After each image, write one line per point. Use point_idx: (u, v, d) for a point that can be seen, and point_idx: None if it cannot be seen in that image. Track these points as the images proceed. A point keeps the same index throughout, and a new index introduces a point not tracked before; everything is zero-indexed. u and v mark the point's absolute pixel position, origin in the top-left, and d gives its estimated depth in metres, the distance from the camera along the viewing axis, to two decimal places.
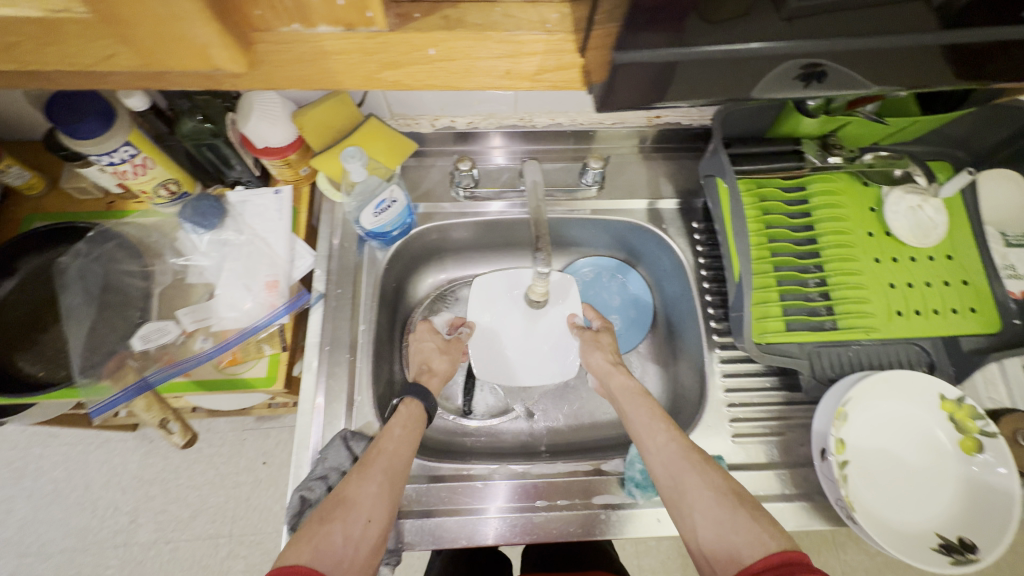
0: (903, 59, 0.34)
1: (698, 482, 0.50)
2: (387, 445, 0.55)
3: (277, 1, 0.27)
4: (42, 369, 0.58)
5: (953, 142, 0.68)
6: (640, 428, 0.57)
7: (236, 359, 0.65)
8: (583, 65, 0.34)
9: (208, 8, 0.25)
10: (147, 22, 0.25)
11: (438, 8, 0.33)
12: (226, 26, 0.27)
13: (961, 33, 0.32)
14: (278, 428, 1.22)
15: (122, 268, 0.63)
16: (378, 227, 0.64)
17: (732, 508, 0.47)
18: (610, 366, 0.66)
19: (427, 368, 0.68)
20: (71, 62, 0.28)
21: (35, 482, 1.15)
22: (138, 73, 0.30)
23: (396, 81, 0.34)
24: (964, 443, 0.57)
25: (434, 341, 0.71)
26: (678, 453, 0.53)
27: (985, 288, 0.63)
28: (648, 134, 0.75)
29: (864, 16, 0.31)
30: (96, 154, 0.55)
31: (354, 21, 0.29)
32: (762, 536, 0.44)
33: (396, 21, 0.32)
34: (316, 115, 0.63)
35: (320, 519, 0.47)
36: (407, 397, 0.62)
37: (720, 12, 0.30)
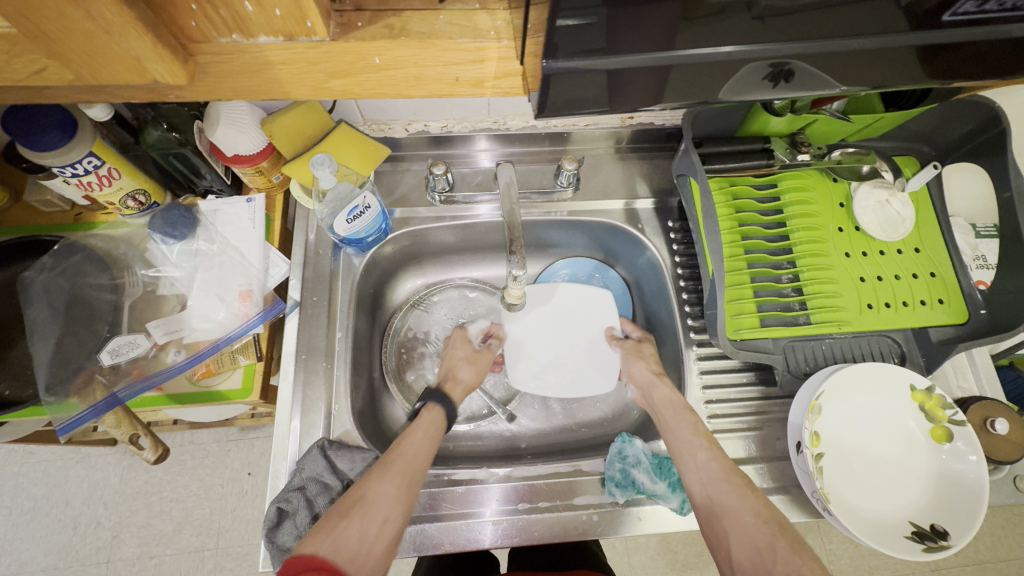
0: (877, 60, 0.35)
1: (737, 505, 0.51)
2: (409, 448, 0.55)
3: (212, 12, 0.27)
4: (7, 386, 0.57)
5: (919, 137, 0.70)
6: (681, 444, 0.58)
7: (209, 371, 0.65)
8: (522, 73, 0.34)
9: (139, 21, 0.25)
10: (77, 37, 0.25)
11: (381, 17, 0.32)
12: (160, 39, 0.26)
13: (926, 34, 0.33)
14: (261, 438, 1.20)
15: (89, 281, 0.61)
16: (353, 234, 0.64)
17: (771, 535, 0.48)
18: (652, 378, 0.65)
19: (453, 375, 0.68)
20: (4, 76, 0.28)
21: (14, 500, 1.12)
22: (79, 86, 0.30)
23: (345, 90, 0.34)
24: (934, 432, 0.58)
25: (465, 350, 0.71)
26: (718, 473, 0.54)
27: (952, 279, 0.65)
28: (623, 135, 0.76)
29: (821, 17, 0.31)
30: (59, 166, 0.53)
31: (294, 31, 0.29)
32: (800, 569, 0.44)
33: (337, 30, 0.31)
34: (284, 123, 0.61)
35: (340, 514, 0.48)
36: (429, 402, 0.62)
37: (698, 9, 0.29)
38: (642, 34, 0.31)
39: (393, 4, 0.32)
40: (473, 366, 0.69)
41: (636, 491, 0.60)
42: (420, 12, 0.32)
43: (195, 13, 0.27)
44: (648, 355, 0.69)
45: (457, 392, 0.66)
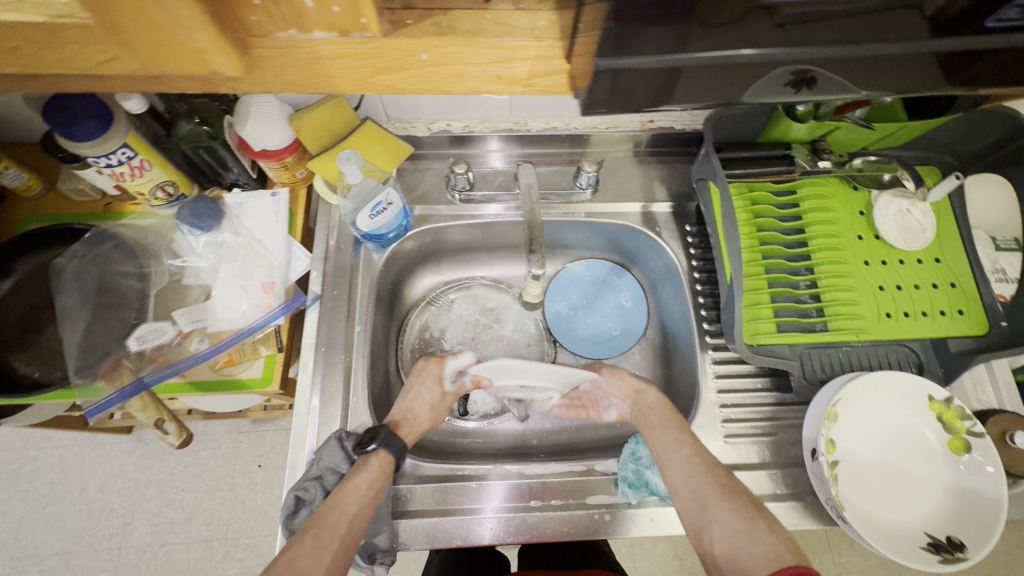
0: (897, 68, 0.35)
1: (717, 493, 0.52)
2: (348, 508, 0.52)
3: (273, 7, 0.28)
4: (36, 368, 0.59)
5: (938, 147, 0.70)
6: (663, 442, 0.59)
7: (232, 360, 0.66)
8: (570, 71, 0.34)
9: (206, 13, 0.26)
10: (147, 29, 0.26)
11: (429, 14, 0.32)
12: (223, 31, 0.27)
13: (952, 42, 0.33)
14: (273, 430, 1.22)
15: (117, 268, 0.63)
16: (374, 229, 0.65)
17: (750, 519, 0.49)
18: (639, 385, 0.67)
19: (410, 415, 0.65)
20: (71, 65, 0.29)
21: (31, 483, 1.15)
22: (138, 77, 0.31)
23: (389, 85, 0.34)
24: (952, 443, 0.58)
25: (431, 392, 0.68)
26: (701, 467, 0.55)
27: (973, 290, 0.64)
28: (642, 138, 0.76)
29: (843, 25, 0.32)
30: (94, 155, 0.55)
31: (349, 27, 0.29)
32: (778, 548, 0.46)
33: (388, 27, 0.31)
34: (313, 119, 0.64)
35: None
36: (377, 449, 0.57)
37: (717, 16, 0.31)
38: (663, 34, 0.31)
39: (440, 3, 0.33)
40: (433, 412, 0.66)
41: (650, 493, 0.61)
42: (467, 11, 0.33)
43: (257, 8, 0.28)
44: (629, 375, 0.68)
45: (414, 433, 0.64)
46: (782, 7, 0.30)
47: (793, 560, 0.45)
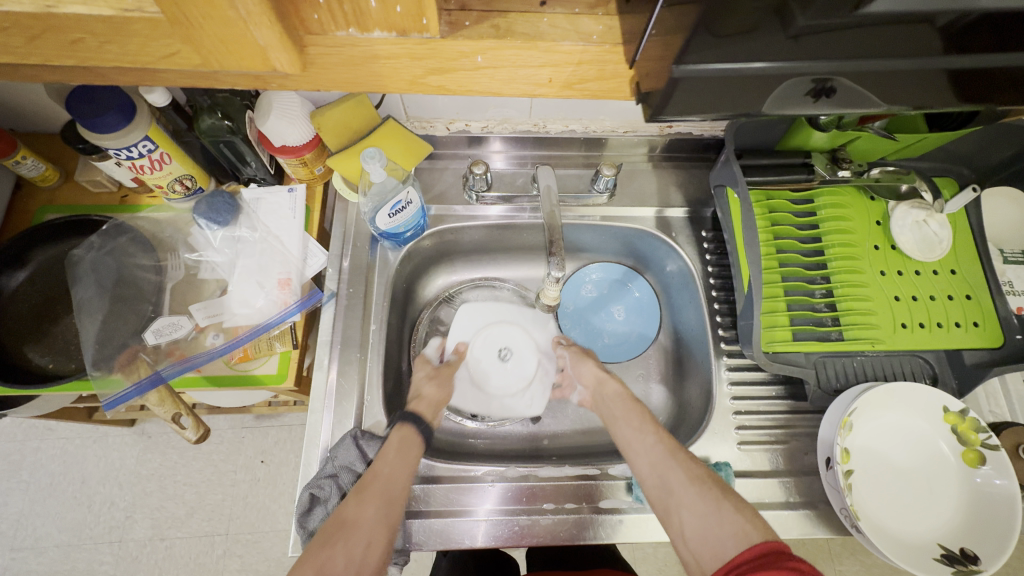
0: (910, 79, 0.34)
1: (683, 478, 0.52)
2: (382, 469, 0.53)
3: (336, 5, 0.28)
4: (50, 360, 0.59)
5: (957, 159, 0.69)
6: (629, 432, 0.58)
7: (246, 356, 0.65)
8: (633, 76, 0.34)
9: (272, 11, 0.26)
10: (212, 25, 0.26)
11: (487, 17, 0.33)
12: (284, 29, 0.27)
13: (970, 58, 0.32)
14: (277, 426, 1.22)
15: (135, 261, 0.63)
16: (392, 228, 0.65)
17: (716, 503, 0.49)
18: (602, 375, 0.66)
19: (417, 394, 0.64)
20: (129, 60, 0.28)
21: (32, 475, 1.14)
22: (190, 73, 0.31)
23: (440, 86, 0.34)
24: (967, 456, 0.58)
25: (426, 368, 0.67)
26: (663, 453, 0.54)
27: (988, 303, 0.64)
28: (659, 143, 0.76)
29: (893, 41, 0.31)
30: (116, 148, 0.55)
31: (408, 29, 0.29)
32: (745, 527, 0.46)
33: (447, 29, 0.31)
34: (334, 116, 0.63)
35: (322, 543, 0.46)
36: (398, 423, 0.58)
37: (726, 27, 0.28)
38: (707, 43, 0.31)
39: (497, 6, 0.33)
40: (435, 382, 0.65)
41: None
42: (523, 14, 0.33)
43: (320, 8, 0.28)
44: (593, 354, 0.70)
45: (425, 410, 0.62)
46: (798, 18, 0.28)
47: (762, 537, 0.45)
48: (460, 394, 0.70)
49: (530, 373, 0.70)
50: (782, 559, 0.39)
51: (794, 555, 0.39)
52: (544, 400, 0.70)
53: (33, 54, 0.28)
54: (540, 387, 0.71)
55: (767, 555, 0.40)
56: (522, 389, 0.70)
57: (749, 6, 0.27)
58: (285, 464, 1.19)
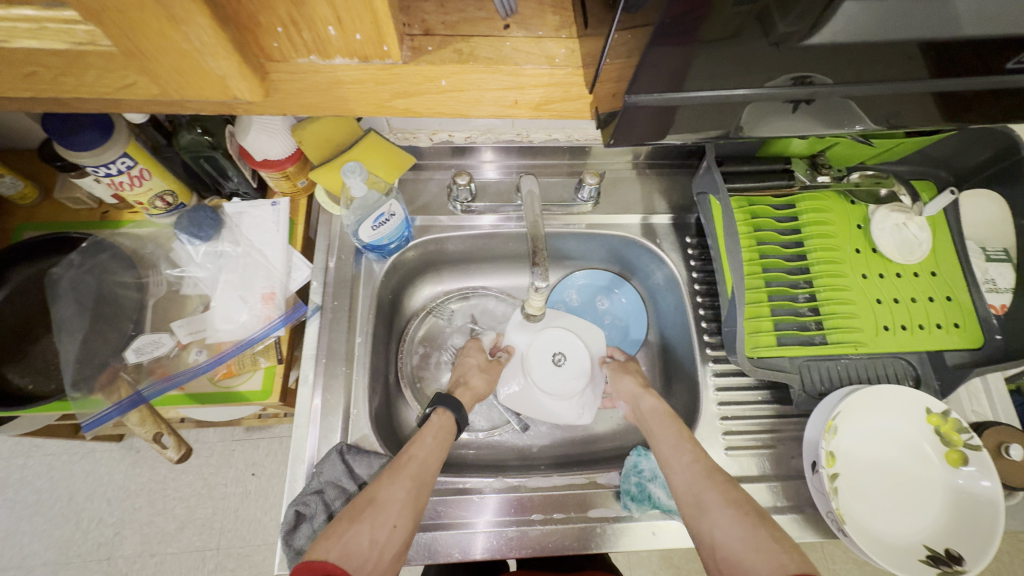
0: (886, 100, 0.34)
1: (718, 500, 0.51)
2: (418, 453, 0.55)
3: (297, 35, 0.27)
4: (30, 381, 0.58)
5: (934, 162, 0.71)
6: (667, 447, 0.59)
7: (230, 372, 0.65)
8: (590, 99, 0.35)
9: (229, 42, 0.25)
10: (169, 56, 0.26)
11: (450, 42, 0.32)
12: (245, 58, 0.27)
13: (941, 82, 0.32)
14: (267, 438, 1.20)
15: (115, 279, 0.62)
16: (376, 241, 0.64)
17: (752, 526, 0.48)
18: (639, 390, 0.67)
19: (463, 382, 0.68)
20: (89, 90, 0.28)
21: (18, 493, 1.12)
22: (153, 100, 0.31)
23: (406, 109, 0.34)
24: (950, 456, 0.59)
25: (478, 358, 0.72)
26: (702, 473, 0.54)
27: (968, 303, 0.65)
28: (643, 151, 0.76)
29: (860, 64, 0.31)
30: (94, 165, 0.54)
31: (370, 55, 0.29)
32: (781, 557, 0.44)
33: (410, 53, 0.31)
34: (315, 129, 0.63)
35: (349, 519, 0.48)
36: (439, 407, 0.61)
37: (709, 33, 0.28)
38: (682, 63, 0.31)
39: (461, 31, 0.33)
40: (485, 374, 0.70)
41: (653, 506, 0.61)
42: (487, 38, 0.33)
43: (280, 35, 0.27)
44: (637, 371, 0.70)
45: (467, 399, 0.66)
46: (778, 25, 0.27)
47: (799, 569, 0.42)
48: (506, 387, 0.72)
49: (585, 379, 0.70)
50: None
51: None
52: (594, 408, 0.71)
53: None
54: (591, 396, 0.71)
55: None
56: (574, 395, 0.69)
57: (730, 11, 0.26)
58: (276, 476, 1.18)
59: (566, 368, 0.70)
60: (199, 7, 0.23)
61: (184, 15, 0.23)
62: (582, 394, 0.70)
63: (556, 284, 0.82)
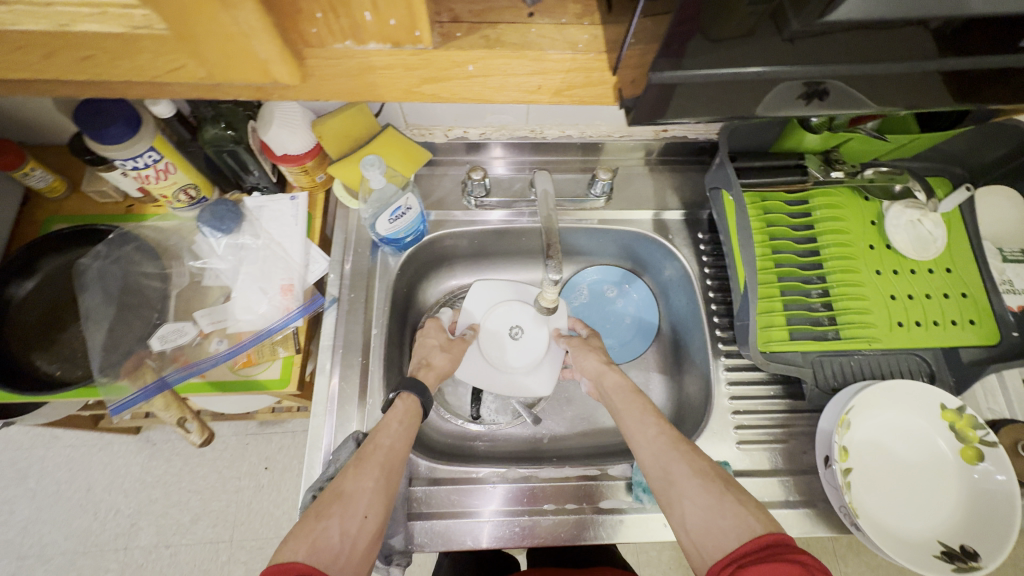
0: (905, 85, 0.35)
1: (685, 470, 0.51)
2: (383, 440, 0.55)
3: (334, 21, 0.28)
4: (58, 367, 0.60)
5: (951, 159, 0.70)
6: (632, 423, 0.58)
7: (249, 361, 0.66)
8: (615, 83, 0.35)
9: (273, 25, 0.27)
10: (216, 40, 0.27)
11: (478, 28, 0.34)
12: (285, 42, 0.28)
13: (955, 61, 0.33)
14: (280, 433, 1.22)
15: (140, 270, 0.64)
16: (392, 234, 0.65)
17: (718, 493, 0.48)
18: (602, 367, 0.66)
19: (426, 363, 0.67)
20: (138, 74, 0.29)
21: (39, 483, 1.15)
22: (195, 85, 0.32)
23: (434, 94, 0.35)
24: (965, 453, 0.58)
25: (438, 338, 0.70)
26: (667, 444, 0.54)
27: (983, 300, 0.64)
28: (655, 147, 0.77)
29: (882, 44, 0.31)
30: (122, 158, 0.56)
31: (402, 40, 0.30)
32: (749, 520, 0.45)
33: (439, 39, 0.32)
34: (334, 125, 0.64)
35: (317, 515, 0.47)
36: (403, 392, 0.61)
37: (725, 30, 0.29)
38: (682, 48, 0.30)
39: (488, 17, 0.35)
40: (447, 354, 0.68)
41: None
42: (513, 25, 0.34)
43: (318, 21, 0.28)
44: (596, 346, 0.70)
45: (431, 379, 0.65)
46: (792, 21, 0.29)
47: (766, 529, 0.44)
48: (466, 365, 0.72)
49: (543, 351, 0.71)
50: (785, 552, 0.40)
51: (797, 547, 0.39)
52: (552, 380, 0.72)
53: (47, 70, 0.29)
54: (550, 367, 0.72)
55: (775, 545, 0.41)
56: (533, 366, 0.71)
57: (745, 10, 0.28)
58: (289, 471, 1.19)
59: (524, 340, 0.72)
60: None
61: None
62: (541, 365, 0.72)
63: (569, 278, 0.83)
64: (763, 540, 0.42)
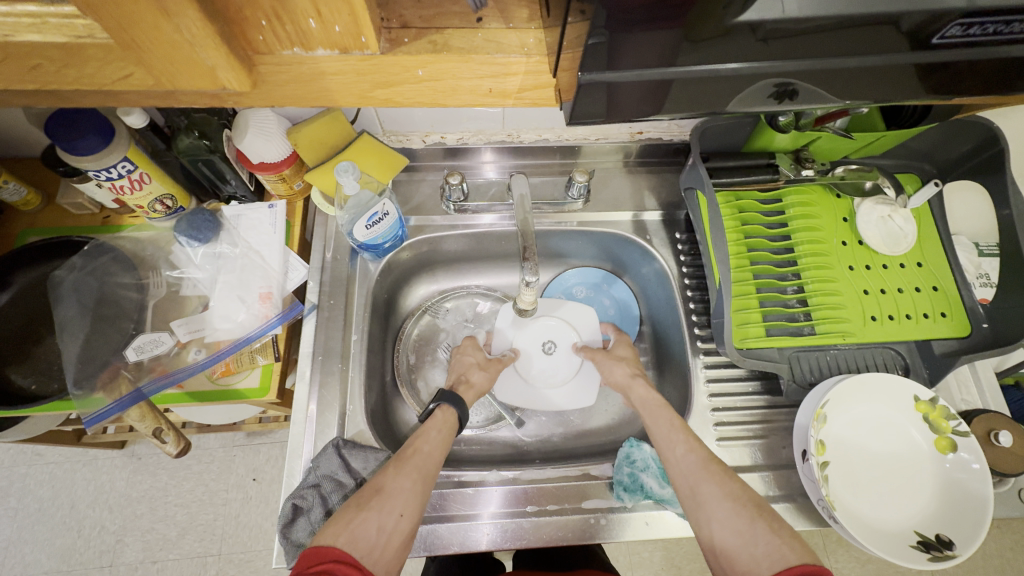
0: (879, 83, 0.35)
1: (715, 492, 0.51)
2: (423, 446, 0.56)
3: (280, 28, 0.29)
4: (33, 381, 0.60)
5: (917, 155, 0.72)
6: (660, 438, 0.59)
7: (228, 370, 0.66)
8: (555, 85, 0.36)
9: (217, 33, 0.27)
10: (162, 48, 0.27)
11: (425, 33, 0.34)
12: (232, 49, 0.29)
13: (929, 53, 0.32)
14: (268, 444, 1.21)
15: (116, 280, 0.64)
16: (370, 240, 0.66)
17: (750, 519, 0.48)
18: (628, 380, 0.67)
19: (465, 380, 0.68)
20: (89, 82, 0.30)
21: (21, 501, 1.13)
22: (150, 92, 0.32)
23: (387, 98, 0.36)
24: (938, 443, 0.59)
25: (476, 356, 0.71)
26: (697, 464, 0.54)
27: (954, 293, 0.66)
28: (632, 149, 0.78)
29: (839, 39, 0.31)
30: (95, 169, 0.56)
31: (349, 46, 0.31)
32: (781, 548, 0.45)
33: (387, 45, 0.33)
34: (310, 132, 0.64)
35: (358, 506, 0.48)
36: (443, 403, 0.61)
37: (704, 32, 0.29)
38: (648, 49, 0.30)
39: (435, 23, 0.35)
40: (486, 371, 0.69)
41: (645, 496, 0.62)
42: (460, 29, 0.35)
43: (264, 28, 0.29)
44: (626, 357, 0.70)
45: (470, 397, 0.66)
46: (766, 21, 0.29)
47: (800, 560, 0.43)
48: (505, 385, 0.73)
49: (575, 365, 0.73)
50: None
51: None
52: (585, 395, 0.73)
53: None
54: (581, 383, 0.73)
55: None
56: (568, 379, 0.73)
57: (720, 14, 0.28)
58: (277, 482, 1.18)
59: (557, 355, 0.74)
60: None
61: (175, 7, 0.24)
62: (570, 380, 0.73)
63: (550, 281, 0.84)
64: (795, 570, 0.41)
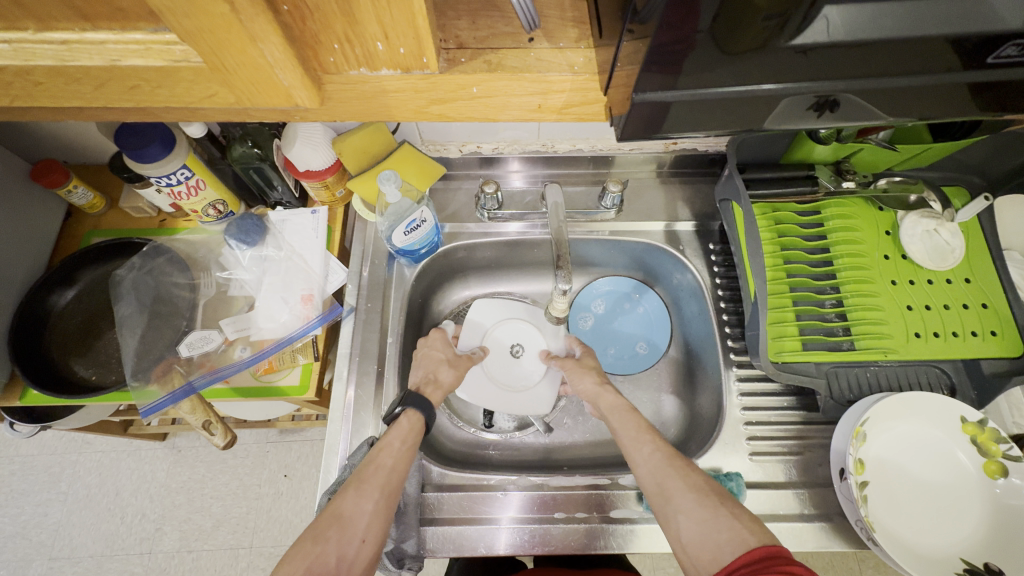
0: (931, 100, 0.35)
1: (681, 486, 0.50)
2: (385, 460, 0.54)
3: (349, 50, 0.31)
4: (93, 372, 0.64)
5: (966, 168, 0.69)
6: (627, 440, 0.57)
7: (271, 368, 0.70)
8: (606, 102, 0.37)
9: (294, 56, 0.29)
10: (245, 70, 0.30)
11: (481, 53, 0.36)
12: (306, 71, 0.31)
13: (986, 70, 0.31)
14: (300, 441, 1.25)
15: (171, 280, 0.68)
16: (407, 245, 0.68)
17: (713, 506, 0.48)
18: (597, 388, 0.65)
19: (433, 378, 0.65)
20: (176, 100, 0.32)
21: (70, 487, 1.20)
22: (227, 108, 0.35)
23: (441, 113, 0.38)
24: (987, 467, 0.57)
25: (444, 351, 0.69)
26: (663, 461, 0.53)
27: (1006, 311, 0.63)
28: (666, 160, 0.78)
29: (890, 57, 0.30)
30: (157, 176, 0.59)
31: (411, 66, 0.33)
32: (743, 534, 0.44)
33: (446, 64, 0.35)
34: (353, 142, 0.67)
35: (315, 537, 0.47)
36: (408, 408, 0.59)
37: (737, 45, 0.29)
38: (688, 67, 0.31)
39: (490, 43, 0.37)
40: (453, 369, 0.67)
41: None
42: (514, 50, 0.37)
43: (335, 51, 0.31)
44: (592, 365, 0.69)
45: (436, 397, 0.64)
46: (810, 39, 0.29)
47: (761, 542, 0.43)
48: (470, 383, 0.72)
49: (542, 371, 0.73)
50: (778, 564, 0.39)
51: (792, 559, 0.39)
52: (550, 400, 0.73)
53: (97, 98, 0.32)
54: (547, 387, 0.73)
55: (769, 557, 0.40)
56: (532, 385, 0.73)
57: (758, 26, 0.28)
58: (307, 479, 1.21)
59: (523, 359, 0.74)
60: (274, 29, 0.27)
61: (262, 34, 0.27)
62: (538, 385, 0.73)
63: (580, 289, 0.85)
64: (755, 554, 0.41)
